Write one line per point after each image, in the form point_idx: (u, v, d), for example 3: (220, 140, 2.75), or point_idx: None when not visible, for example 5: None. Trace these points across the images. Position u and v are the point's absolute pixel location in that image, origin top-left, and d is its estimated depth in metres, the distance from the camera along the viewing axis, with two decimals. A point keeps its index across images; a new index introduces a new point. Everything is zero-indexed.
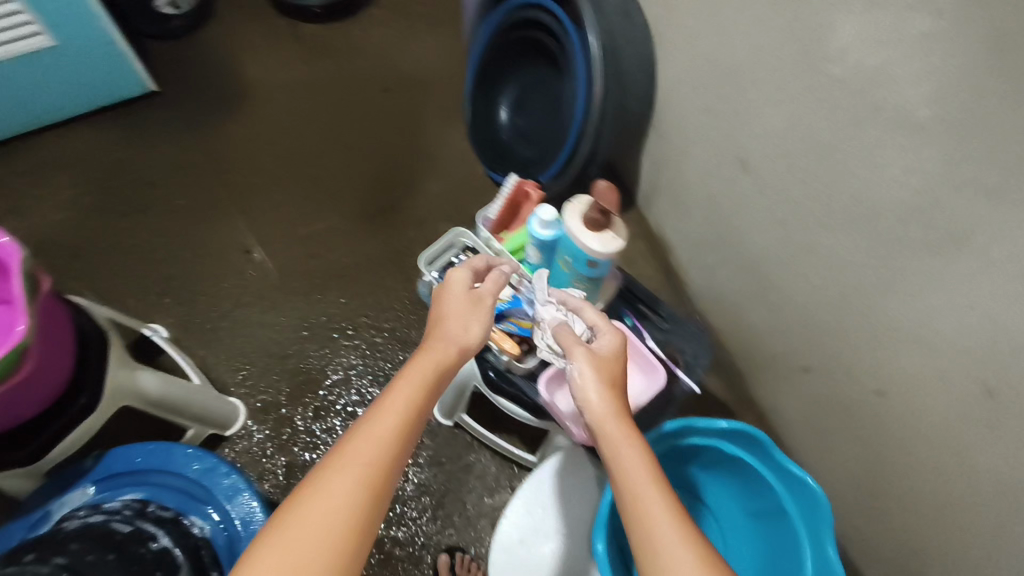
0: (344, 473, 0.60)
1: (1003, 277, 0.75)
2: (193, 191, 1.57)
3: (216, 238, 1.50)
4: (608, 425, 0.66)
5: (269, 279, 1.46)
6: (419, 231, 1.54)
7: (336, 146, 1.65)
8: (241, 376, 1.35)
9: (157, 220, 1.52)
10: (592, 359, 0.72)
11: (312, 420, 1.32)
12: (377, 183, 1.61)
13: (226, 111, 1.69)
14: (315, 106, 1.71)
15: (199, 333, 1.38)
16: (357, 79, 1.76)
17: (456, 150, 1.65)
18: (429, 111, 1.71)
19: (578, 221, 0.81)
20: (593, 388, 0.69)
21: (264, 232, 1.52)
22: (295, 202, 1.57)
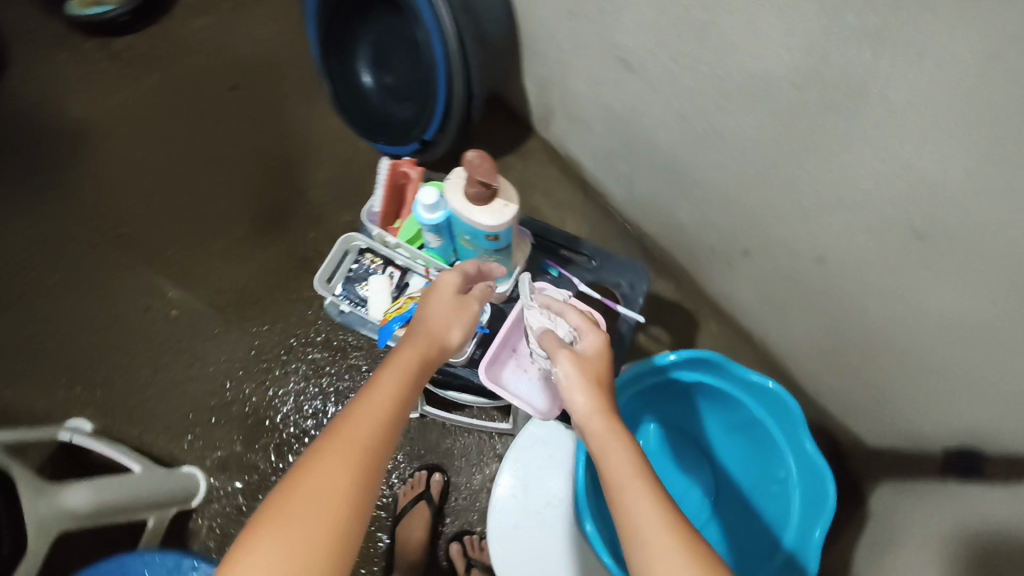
0: (339, 455, 0.56)
1: (908, 121, 0.71)
2: (61, 263, 1.40)
3: (106, 307, 1.36)
4: (597, 422, 0.64)
5: (180, 331, 1.34)
6: (322, 229, 1.43)
7: (202, 166, 1.50)
8: (187, 441, 1.25)
9: (35, 307, 1.36)
10: (579, 360, 0.70)
11: (277, 460, 1.25)
12: (261, 191, 1.47)
13: (66, 164, 1.50)
14: (163, 129, 1.53)
15: (125, 412, 1.27)
16: (200, 83, 1.58)
17: (331, 130, 1.51)
18: (289, 97, 1.55)
19: (462, 197, 0.72)
20: (580, 388, 0.67)
21: (157, 283, 1.39)
22: (180, 239, 1.43)
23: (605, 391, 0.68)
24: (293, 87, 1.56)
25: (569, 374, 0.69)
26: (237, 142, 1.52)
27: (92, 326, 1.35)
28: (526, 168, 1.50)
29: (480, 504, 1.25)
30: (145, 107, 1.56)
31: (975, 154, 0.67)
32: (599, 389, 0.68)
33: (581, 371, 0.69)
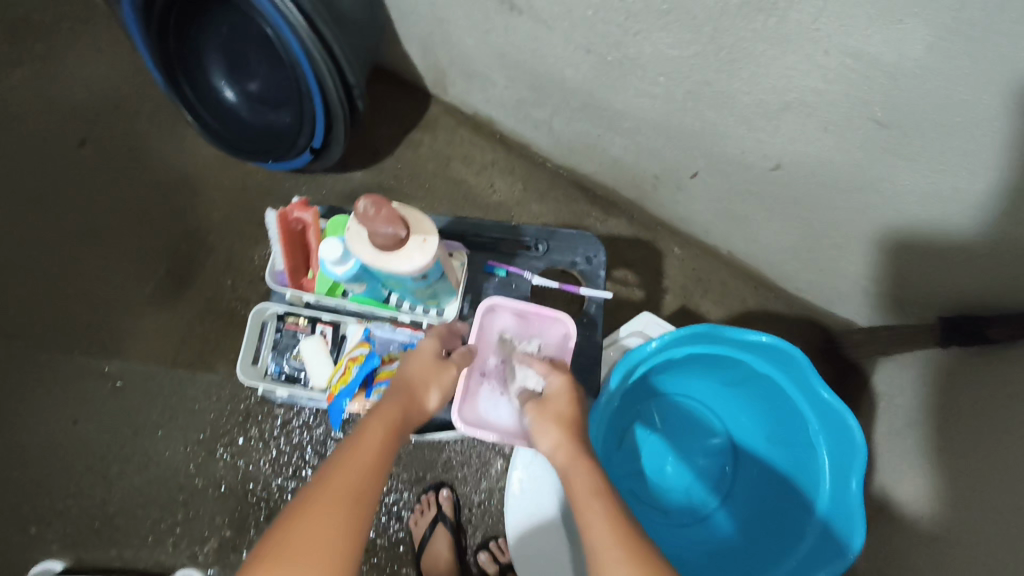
0: (319, 501, 0.50)
1: (846, 4, 0.60)
2: None
3: (31, 431, 1.21)
4: (561, 454, 0.59)
5: (122, 431, 1.21)
6: (237, 273, 1.27)
7: (81, 242, 1.31)
8: (172, 544, 1.16)
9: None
10: (538, 408, 0.66)
11: None
12: (155, 251, 1.30)
13: None
14: (20, 214, 1.33)
15: (95, 536, 1.16)
16: (43, 148, 1.36)
17: (210, 160, 1.33)
18: (149, 135, 1.35)
19: (371, 246, 0.60)
20: (545, 427, 0.63)
21: (76, 387, 1.23)
22: (84, 331, 1.26)
23: (576, 426, 0.62)
24: (151, 123, 1.36)
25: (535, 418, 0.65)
26: (109, 204, 1.33)
27: (23, 457, 1.20)
28: (436, 139, 1.35)
29: (497, 505, 1.19)
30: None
31: (931, 27, 0.58)
32: (568, 424, 0.63)
33: (545, 412, 0.64)
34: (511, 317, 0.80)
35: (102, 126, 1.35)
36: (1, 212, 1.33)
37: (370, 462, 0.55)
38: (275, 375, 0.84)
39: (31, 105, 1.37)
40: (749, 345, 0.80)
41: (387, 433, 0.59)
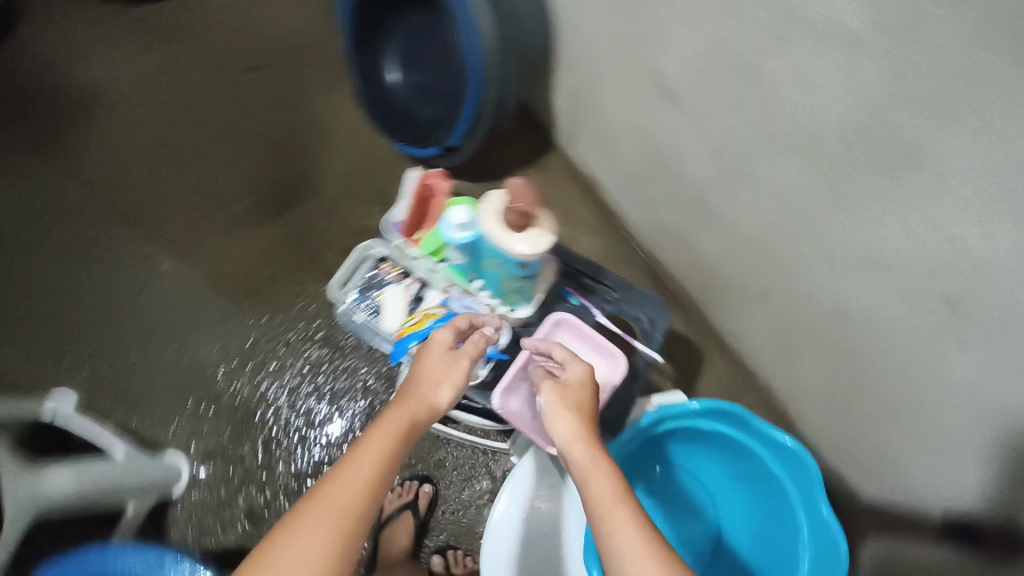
0: (318, 515, 0.62)
1: (960, 192, 0.69)
2: (61, 230, 1.36)
3: (105, 280, 1.32)
4: (578, 449, 0.72)
5: (177, 312, 1.31)
6: (330, 222, 1.39)
7: (217, 144, 1.46)
8: (174, 426, 1.22)
9: (26, 273, 1.32)
10: (560, 392, 0.79)
11: (264, 454, 1.21)
12: (271, 177, 1.43)
13: (75, 128, 1.45)
14: (179, 102, 1.50)
15: (113, 391, 1.24)
16: (221, 60, 1.54)
17: (352, 123, 1.48)
18: (311, 84, 1.52)
19: (496, 222, 0.83)
20: (563, 418, 0.75)
21: (159, 259, 1.35)
22: (185, 217, 1.39)
23: (588, 425, 0.75)
24: (316, 75, 1.52)
25: (550, 405, 0.77)
26: (251, 124, 1.48)
27: (84, 299, 1.30)
28: (546, 181, 1.47)
29: (467, 519, 1.22)
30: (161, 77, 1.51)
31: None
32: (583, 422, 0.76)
33: (561, 401, 0.77)
34: (568, 333, 0.98)
35: (278, 61, 1.54)
36: (166, 95, 1.50)
37: (369, 477, 0.66)
38: (354, 310, 1.04)
39: (231, 23, 1.57)
40: (774, 449, 0.93)
41: (387, 439, 0.70)
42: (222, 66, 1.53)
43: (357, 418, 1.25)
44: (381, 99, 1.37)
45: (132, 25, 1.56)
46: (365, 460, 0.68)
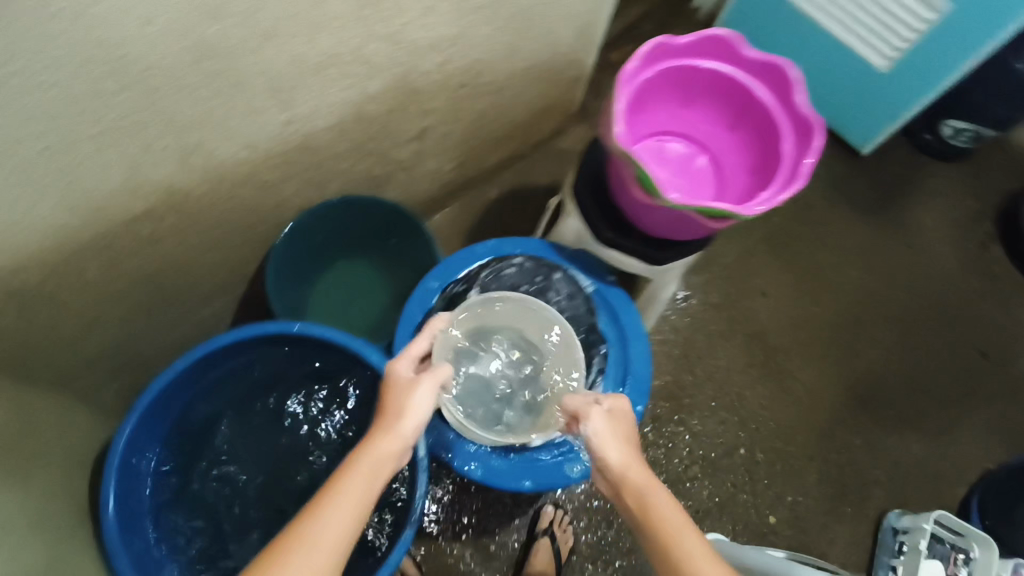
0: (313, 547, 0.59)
1: None
2: (784, 250, 1.51)
3: (752, 289, 1.46)
4: (627, 470, 0.73)
5: (741, 356, 1.41)
6: (875, 453, 1.36)
7: (901, 350, 1.46)
8: (667, 368, 1.38)
9: (744, 227, 1.51)
10: (609, 424, 0.77)
11: (657, 452, 1.31)
12: (905, 377, 1.44)
13: (872, 231, 1.55)
14: (912, 319, 1.49)
15: (689, 336, 1.41)
16: (960, 337, 1.49)
17: (961, 470, 1.36)
18: (984, 412, 1.42)
19: None
20: (614, 441, 0.75)
21: (780, 326, 1.45)
22: (821, 340, 1.45)
23: (629, 446, 0.76)
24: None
25: (599, 437, 0.75)
26: (959, 344, 1.48)
27: (733, 284, 1.46)
28: None
29: None
30: (976, 255, 1.56)
31: None
32: (627, 446, 0.76)
33: (614, 430, 0.76)
34: None
35: (999, 378, 1.46)
36: (918, 299, 1.51)
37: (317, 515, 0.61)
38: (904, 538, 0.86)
39: (1005, 326, 1.50)
40: None
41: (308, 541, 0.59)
42: (961, 342, 1.48)
43: (692, 504, 1.28)
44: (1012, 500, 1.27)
45: (982, 250, 1.56)
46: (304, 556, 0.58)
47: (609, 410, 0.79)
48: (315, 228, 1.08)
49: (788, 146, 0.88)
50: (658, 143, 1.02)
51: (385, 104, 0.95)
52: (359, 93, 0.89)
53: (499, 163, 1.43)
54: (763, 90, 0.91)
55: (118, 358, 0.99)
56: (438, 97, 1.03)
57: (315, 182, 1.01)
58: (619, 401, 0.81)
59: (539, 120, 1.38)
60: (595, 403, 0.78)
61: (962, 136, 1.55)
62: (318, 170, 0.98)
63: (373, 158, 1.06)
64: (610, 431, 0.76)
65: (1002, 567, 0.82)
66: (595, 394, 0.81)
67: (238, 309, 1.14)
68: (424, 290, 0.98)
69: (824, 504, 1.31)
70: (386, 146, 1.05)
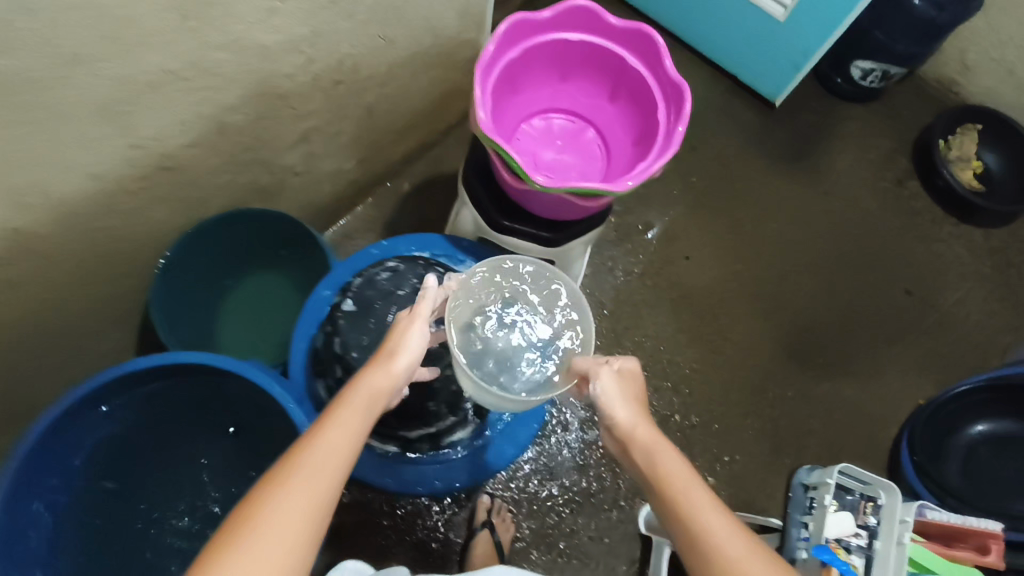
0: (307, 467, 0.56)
1: None
2: (704, 210, 1.51)
3: (675, 252, 1.46)
4: (636, 430, 0.68)
5: (670, 320, 1.41)
6: (807, 400, 1.38)
7: (827, 295, 1.47)
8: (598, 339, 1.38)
9: (663, 191, 1.50)
10: (617, 381, 0.71)
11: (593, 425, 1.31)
12: (833, 325, 1.45)
13: (792, 179, 1.56)
14: (836, 263, 1.50)
15: (617, 305, 1.41)
16: (884, 275, 1.51)
17: (891, 406, 1.39)
18: (911, 347, 1.45)
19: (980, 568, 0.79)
20: (622, 400, 0.70)
21: (707, 286, 1.45)
22: (748, 295, 1.45)
23: (639, 406, 0.71)
24: (969, 340, 1.46)
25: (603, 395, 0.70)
26: (883, 285, 1.49)
27: (657, 249, 1.46)
28: None
29: None
30: (894, 195, 1.56)
31: None
32: (637, 405, 0.71)
33: (621, 389, 0.71)
34: None
35: (923, 311, 1.48)
36: (841, 242, 1.52)
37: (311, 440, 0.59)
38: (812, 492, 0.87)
39: (927, 260, 1.52)
40: None
41: (313, 463, 0.56)
42: (885, 280, 1.50)
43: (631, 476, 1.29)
44: (938, 431, 1.29)
45: (900, 188, 1.57)
46: (310, 477, 0.55)
47: (618, 368, 0.73)
48: (203, 247, 1.03)
49: (662, 116, 0.86)
50: (542, 121, 0.98)
51: (252, 113, 0.91)
52: (216, 106, 0.84)
53: (407, 155, 1.39)
54: (636, 59, 0.88)
55: (5, 410, 0.94)
56: (314, 98, 0.99)
57: (192, 202, 0.96)
58: (629, 360, 0.75)
59: (441, 107, 1.34)
60: (599, 361, 0.73)
61: (871, 77, 1.55)
62: (191, 188, 0.93)
63: (255, 169, 1.02)
64: (617, 390, 0.71)
65: (905, 510, 0.82)
66: (602, 353, 0.75)
67: (140, 340, 1.10)
68: (317, 299, 0.96)
69: (761, 460, 1.33)
70: (267, 154, 1.01)
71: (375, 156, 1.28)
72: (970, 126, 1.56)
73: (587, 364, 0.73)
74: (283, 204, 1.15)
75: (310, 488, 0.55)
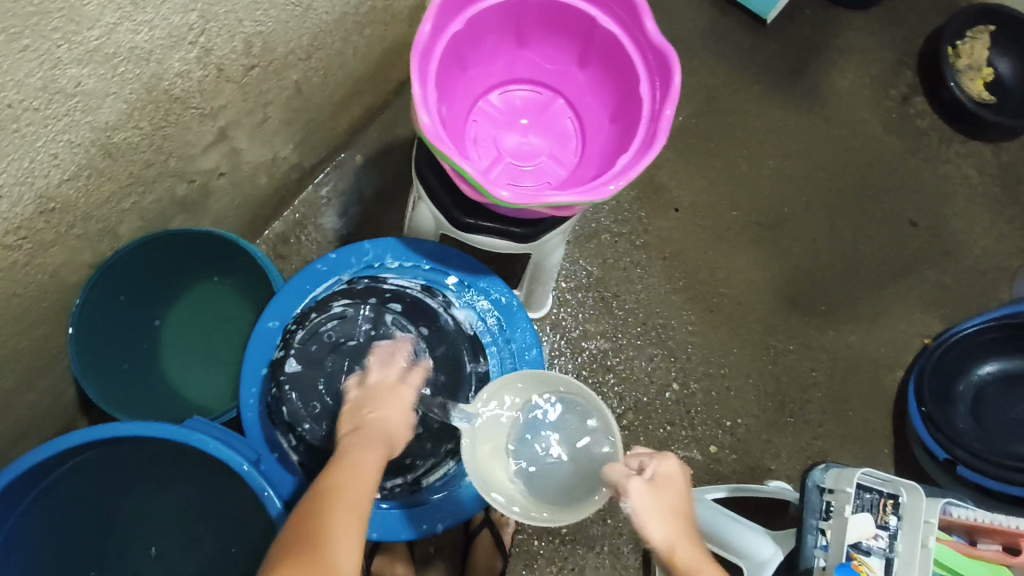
0: (332, 506, 0.60)
1: None
2: (693, 151, 1.36)
3: (664, 204, 1.33)
4: (676, 552, 0.65)
5: (662, 279, 1.30)
6: (809, 350, 1.31)
7: (828, 234, 1.36)
8: (587, 310, 1.27)
9: None
10: (654, 494, 0.68)
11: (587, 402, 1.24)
12: (835, 268, 1.35)
13: (787, 107, 1.40)
14: (837, 196, 1.38)
15: (605, 269, 1.29)
16: (888, 205, 1.39)
17: (898, 348, 1.32)
18: (918, 282, 1.35)
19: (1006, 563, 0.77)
20: (659, 518, 0.66)
21: (699, 238, 1.33)
22: (744, 242, 1.34)
23: (680, 518, 0.67)
24: (980, 269, 1.36)
25: (639, 509, 0.67)
26: (887, 218, 1.38)
27: (644, 202, 1.33)
28: None
29: None
30: (897, 115, 1.42)
31: None
32: (677, 518, 0.67)
33: (657, 501, 0.67)
34: None
35: (931, 241, 1.37)
36: (842, 173, 1.39)
37: (332, 484, 0.63)
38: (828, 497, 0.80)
39: (934, 184, 1.40)
40: None
41: (338, 505, 0.60)
42: (889, 210, 1.38)
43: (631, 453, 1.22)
44: (946, 374, 1.23)
45: (905, 105, 1.42)
46: (341, 517, 0.59)
47: (651, 478, 0.70)
48: (116, 277, 0.89)
49: (643, 88, 0.71)
50: (501, 96, 0.82)
51: (144, 127, 0.74)
52: (92, 130, 0.68)
53: (354, 126, 1.21)
54: (606, 17, 0.71)
55: None
56: (223, 92, 0.81)
57: (96, 233, 0.81)
58: (667, 464, 0.72)
59: (386, 67, 1.15)
60: (630, 472, 0.69)
61: None
62: (88, 221, 0.78)
63: (168, 182, 0.86)
64: (652, 504, 0.67)
65: (930, 510, 0.76)
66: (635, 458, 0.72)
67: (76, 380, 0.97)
68: (263, 332, 0.84)
69: (765, 420, 1.27)
70: (182, 165, 0.86)
71: (317, 133, 1.11)
72: (980, 29, 1.40)
73: (617, 473, 0.70)
74: (214, 209, 1.00)
75: (348, 516, 0.60)
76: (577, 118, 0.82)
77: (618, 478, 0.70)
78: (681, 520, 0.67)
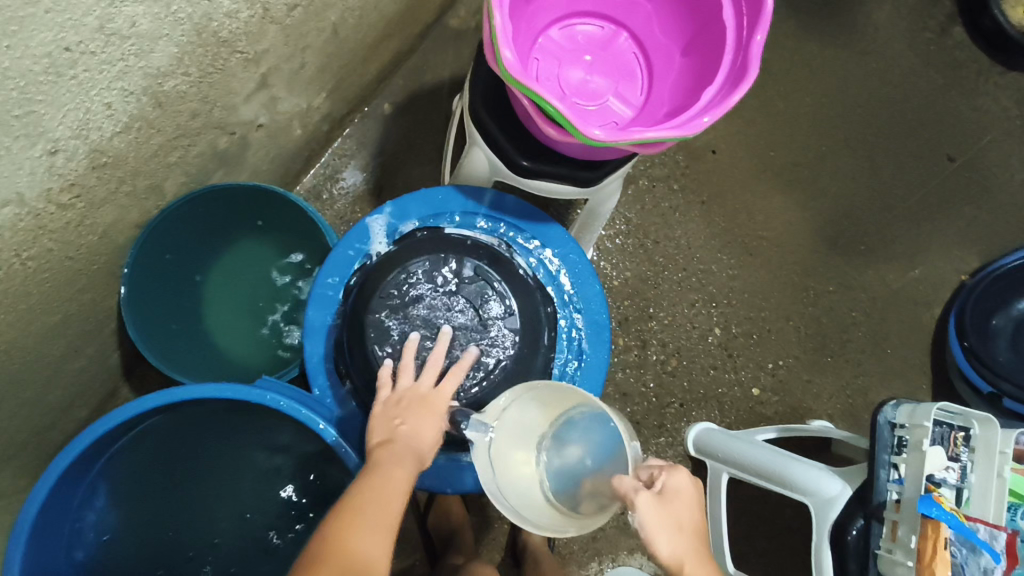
0: (355, 528, 0.57)
1: None
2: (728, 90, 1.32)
3: (701, 146, 1.30)
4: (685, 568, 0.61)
5: (701, 224, 1.28)
6: (849, 290, 1.30)
7: (866, 171, 1.34)
8: (627, 257, 1.25)
9: None
10: (664, 507, 0.62)
11: (629, 349, 1.23)
12: (873, 207, 1.33)
13: (823, 41, 1.36)
14: (874, 133, 1.35)
15: (644, 215, 1.27)
16: (927, 140, 1.36)
17: (937, 285, 1.31)
18: (957, 218, 1.34)
19: None
20: (668, 534, 0.61)
21: (737, 180, 1.30)
22: (783, 182, 1.32)
23: (687, 531, 0.62)
24: (1018, 202, 1.35)
25: (646, 524, 0.61)
26: (925, 154, 1.36)
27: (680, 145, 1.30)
28: None
29: (629, 540, 1.15)
30: (935, 47, 1.38)
31: None
32: (685, 532, 0.62)
33: (667, 516, 0.61)
34: None
35: (970, 176, 1.35)
36: (879, 109, 1.36)
37: (357, 504, 0.59)
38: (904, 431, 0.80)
39: (973, 117, 1.37)
40: None
41: (363, 527, 0.57)
42: (927, 146, 1.36)
43: (676, 397, 1.23)
44: (987, 308, 1.23)
45: (944, 36, 1.38)
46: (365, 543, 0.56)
47: (660, 491, 0.63)
48: (172, 229, 0.86)
49: (725, 13, 0.67)
50: (563, 32, 0.78)
51: (193, 74, 0.69)
52: (144, 76, 0.63)
53: (383, 71, 1.15)
54: None
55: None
56: (266, 35, 0.76)
57: (142, 191, 0.77)
58: (676, 473, 0.65)
59: (416, 8, 1.09)
60: (639, 485, 0.62)
61: None
62: (136, 177, 0.74)
63: (210, 135, 0.81)
64: (659, 519, 0.61)
65: (1004, 440, 0.77)
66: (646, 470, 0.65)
67: (121, 345, 0.95)
68: (323, 288, 0.82)
69: (806, 361, 1.27)
70: (224, 116, 0.81)
71: (347, 80, 1.06)
72: None
73: (625, 487, 0.62)
74: (251, 162, 0.95)
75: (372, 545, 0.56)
76: (642, 52, 0.78)
77: (624, 491, 0.62)
78: (690, 532, 0.62)
